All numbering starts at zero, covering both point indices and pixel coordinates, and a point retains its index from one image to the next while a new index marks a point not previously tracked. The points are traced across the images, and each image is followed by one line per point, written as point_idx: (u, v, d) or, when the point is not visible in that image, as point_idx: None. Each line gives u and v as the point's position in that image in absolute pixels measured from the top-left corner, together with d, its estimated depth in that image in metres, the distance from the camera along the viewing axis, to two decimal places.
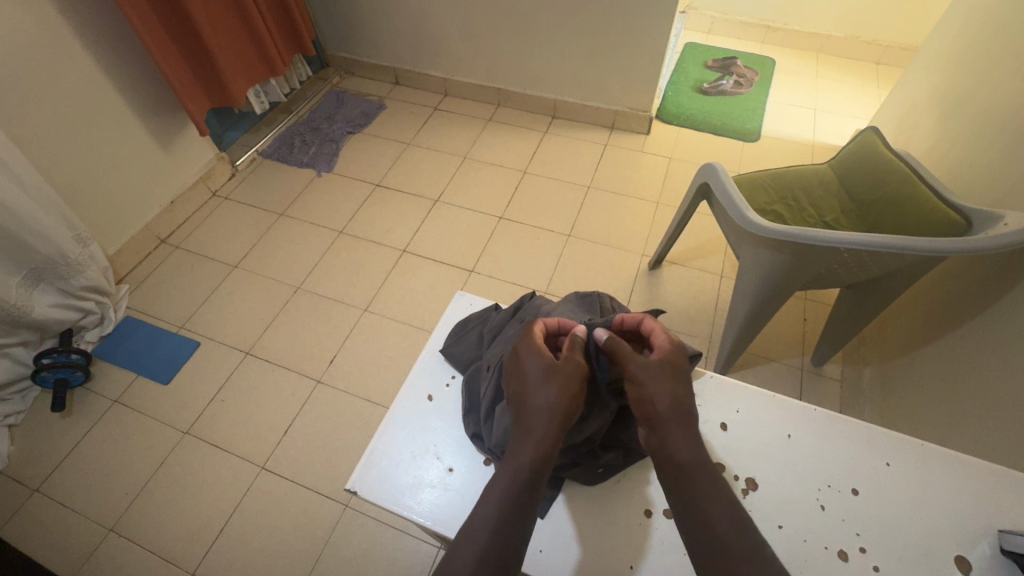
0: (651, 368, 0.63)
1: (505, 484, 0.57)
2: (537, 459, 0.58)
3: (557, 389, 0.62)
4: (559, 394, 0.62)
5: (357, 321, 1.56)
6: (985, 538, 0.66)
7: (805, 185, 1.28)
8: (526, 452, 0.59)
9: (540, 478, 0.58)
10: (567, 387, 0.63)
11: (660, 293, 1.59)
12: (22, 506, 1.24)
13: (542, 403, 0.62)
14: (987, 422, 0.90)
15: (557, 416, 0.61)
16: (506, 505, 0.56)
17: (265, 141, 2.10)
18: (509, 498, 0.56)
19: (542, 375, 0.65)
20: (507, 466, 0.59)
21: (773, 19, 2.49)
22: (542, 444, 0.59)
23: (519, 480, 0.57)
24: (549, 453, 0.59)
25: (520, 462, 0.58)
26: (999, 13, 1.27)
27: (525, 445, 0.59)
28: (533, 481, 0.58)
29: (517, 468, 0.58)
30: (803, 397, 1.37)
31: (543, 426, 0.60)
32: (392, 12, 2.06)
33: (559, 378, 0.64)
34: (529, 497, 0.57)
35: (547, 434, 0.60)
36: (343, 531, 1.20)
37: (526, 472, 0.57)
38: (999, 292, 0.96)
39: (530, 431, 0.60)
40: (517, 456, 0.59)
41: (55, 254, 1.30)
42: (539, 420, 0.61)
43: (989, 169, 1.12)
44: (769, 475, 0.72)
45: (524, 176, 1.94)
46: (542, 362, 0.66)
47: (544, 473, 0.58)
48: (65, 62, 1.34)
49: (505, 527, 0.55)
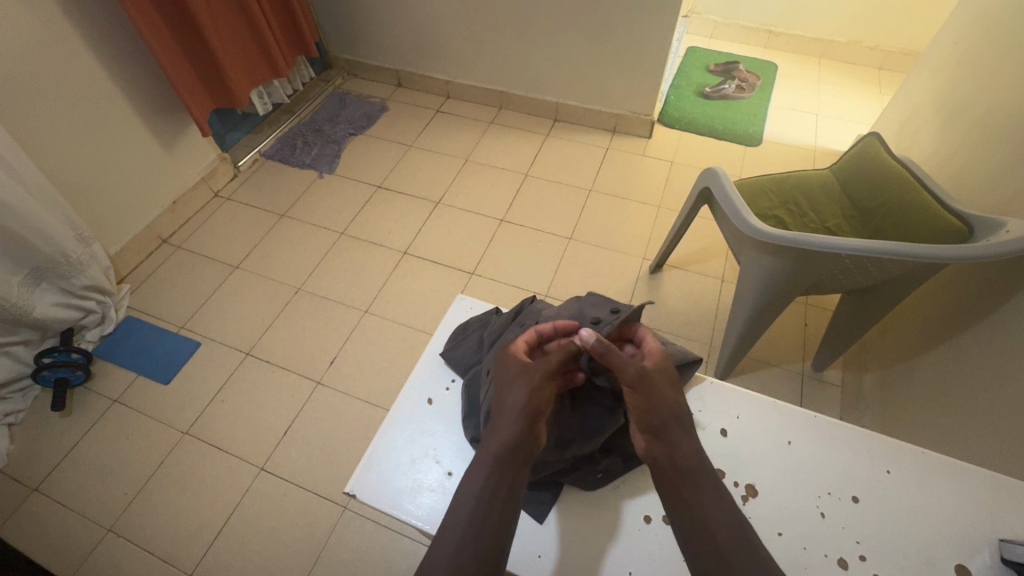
0: (650, 377, 0.63)
1: (475, 482, 0.57)
2: (505, 451, 0.58)
3: (525, 385, 0.63)
4: (528, 391, 0.62)
5: (358, 322, 1.56)
6: (986, 547, 0.65)
7: (807, 191, 1.28)
8: (491, 448, 0.59)
9: (508, 471, 0.57)
10: (536, 384, 0.63)
11: (660, 297, 1.59)
12: (21, 505, 1.24)
13: (511, 400, 0.62)
14: (989, 429, 0.90)
15: (526, 411, 0.61)
16: (477, 497, 0.56)
17: (267, 142, 2.10)
18: (478, 495, 0.56)
19: (515, 375, 0.65)
20: (476, 463, 0.58)
21: (776, 24, 2.49)
22: (510, 437, 0.59)
23: (487, 471, 0.57)
24: (518, 446, 0.59)
25: (488, 457, 0.58)
26: (1003, 21, 1.27)
27: (491, 441, 0.59)
28: (502, 471, 0.57)
29: (484, 464, 0.58)
30: (803, 402, 1.37)
31: (511, 419, 0.60)
32: (396, 14, 2.07)
33: (529, 375, 0.64)
34: (499, 489, 0.56)
35: (515, 429, 0.60)
36: (341, 533, 1.20)
37: (492, 463, 0.57)
38: (998, 301, 0.96)
39: (499, 426, 0.60)
40: (486, 451, 0.59)
41: (57, 254, 1.31)
42: (507, 413, 0.61)
43: (992, 177, 1.12)
44: (768, 482, 0.72)
45: (526, 179, 1.94)
46: (514, 364, 0.67)
47: (512, 468, 0.58)
48: (69, 62, 1.35)
49: (478, 518, 0.54)
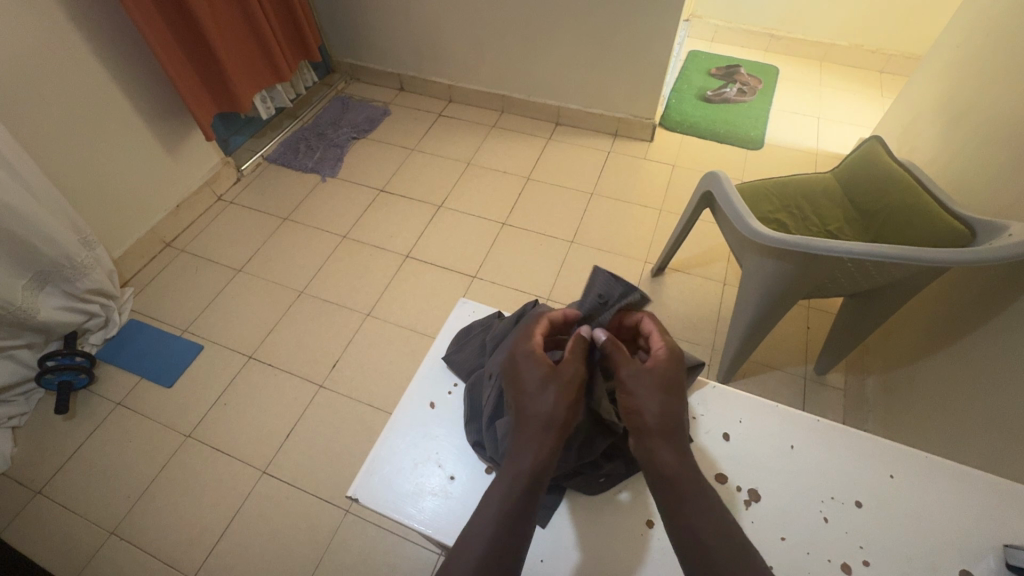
0: (645, 378, 0.63)
1: (504, 492, 0.57)
2: (538, 464, 0.59)
3: (559, 396, 0.63)
4: (561, 402, 0.62)
5: (360, 325, 1.57)
6: (990, 552, 0.65)
7: (809, 194, 1.28)
8: (525, 461, 0.59)
9: (539, 485, 0.58)
10: (569, 396, 0.63)
11: (662, 300, 1.59)
12: (24, 508, 1.24)
13: (542, 411, 0.62)
14: (992, 433, 0.90)
15: (559, 423, 0.61)
16: (505, 509, 0.56)
17: (270, 146, 2.11)
18: (508, 507, 0.56)
19: (543, 381, 0.64)
20: (507, 473, 0.58)
21: (777, 28, 2.50)
22: (543, 451, 0.59)
23: (521, 484, 0.57)
24: (551, 460, 0.60)
25: (521, 469, 0.58)
26: (1003, 26, 1.27)
27: (526, 452, 0.59)
28: (532, 489, 0.58)
29: (517, 476, 0.58)
30: (806, 405, 1.37)
31: (541, 435, 0.60)
32: (399, 19, 2.08)
33: (561, 384, 0.64)
34: (531, 502, 0.57)
35: (548, 442, 0.60)
36: (343, 536, 1.20)
37: (523, 481, 0.58)
38: (1002, 304, 0.96)
39: (531, 437, 0.60)
40: (518, 462, 0.59)
41: (61, 257, 1.32)
42: (540, 424, 0.61)
43: (993, 180, 1.12)
44: (771, 486, 0.72)
45: (527, 182, 1.95)
46: (541, 368, 0.65)
47: (543, 480, 0.59)
48: (74, 67, 1.36)
49: (504, 529, 0.55)
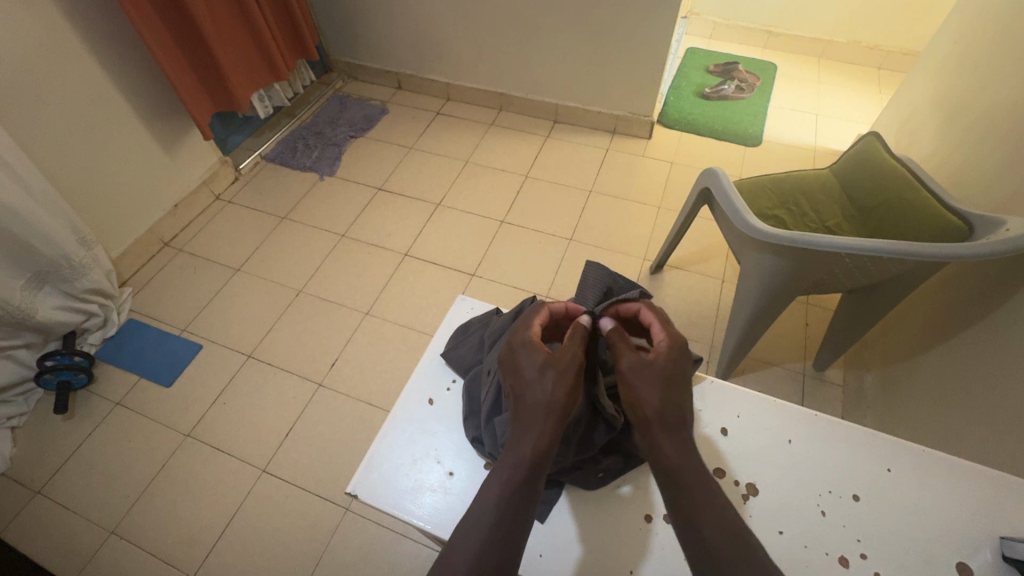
0: (643, 369, 0.64)
1: (503, 481, 0.57)
2: (537, 452, 0.59)
3: (557, 383, 0.63)
4: (559, 390, 0.63)
5: (359, 324, 1.57)
6: (988, 545, 0.65)
7: (807, 190, 1.28)
8: (524, 449, 0.59)
9: (539, 474, 0.58)
10: (567, 381, 0.64)
11: (661, 297, 1.59)
12: (23, 508, 1.24)
13: (541, 398, 0.62)
14: (991, 428, 0.90)
15: (557, 409, 0.61)
16: (506, 498, 0.56)
17: (269, 145, 2.11)
18: (508, 495, 0.56)
19: (541, 368, 0.65)
20: (507, 460, 0.59)
21: (775, 25, 2.50)
22: (543, 437, 0.60)
23: (521, 471, 0.58)
24: (550, 447, 0.60)
25: (520, 457, 0.58)
26: (1001, 20, 1.27)
27: (525, 438, 0.60)
28: (532, 477, 0.57)
29: (517, 464, 0.58)
30: (805, 401, 1.37)
31: (540, 421, 0.61)
32: (396, 17, 2.08)
33: (559, 371, 0.65)
34: (530, 492, 0.57)
35: (547, 429, 0.60)
36: (342, 535, 1.20)
37: (523, 469, 0.58)
38: (999, 299, 0.96)
39: (530, 425, 0.61)
40: (518, 450, 0.59)
41: (59, 257, 1.31)
42: (538, 410, 0.61)
43: (991, 175, 1.12)
44: (769, 480, 0.72)
45: (526, 180, 1.95)
46: (540, 356, 0.66)
47: (542, 469, 0.58)
48: (70, 66, 1.36)
49: (505, 519, 0.55)
